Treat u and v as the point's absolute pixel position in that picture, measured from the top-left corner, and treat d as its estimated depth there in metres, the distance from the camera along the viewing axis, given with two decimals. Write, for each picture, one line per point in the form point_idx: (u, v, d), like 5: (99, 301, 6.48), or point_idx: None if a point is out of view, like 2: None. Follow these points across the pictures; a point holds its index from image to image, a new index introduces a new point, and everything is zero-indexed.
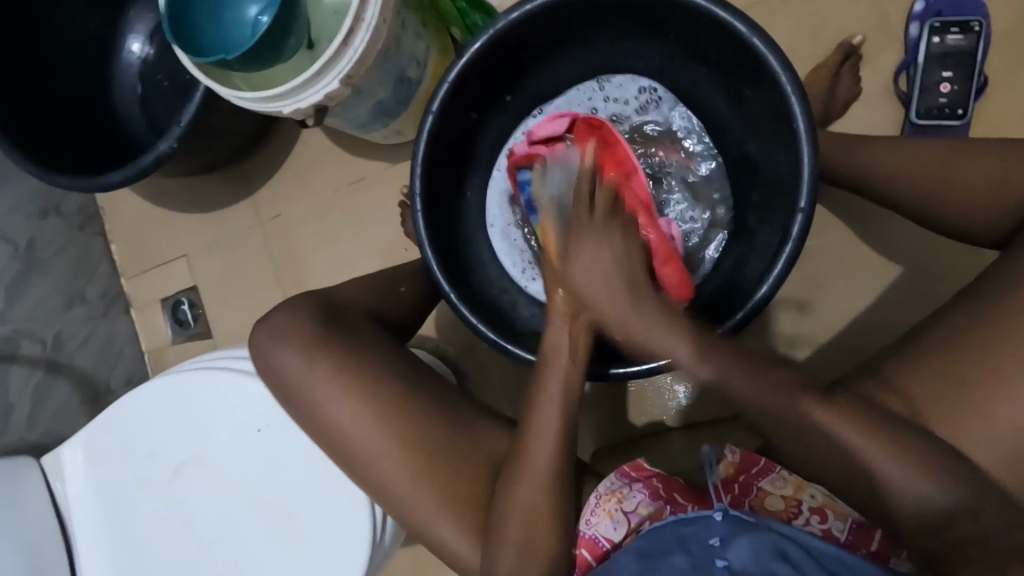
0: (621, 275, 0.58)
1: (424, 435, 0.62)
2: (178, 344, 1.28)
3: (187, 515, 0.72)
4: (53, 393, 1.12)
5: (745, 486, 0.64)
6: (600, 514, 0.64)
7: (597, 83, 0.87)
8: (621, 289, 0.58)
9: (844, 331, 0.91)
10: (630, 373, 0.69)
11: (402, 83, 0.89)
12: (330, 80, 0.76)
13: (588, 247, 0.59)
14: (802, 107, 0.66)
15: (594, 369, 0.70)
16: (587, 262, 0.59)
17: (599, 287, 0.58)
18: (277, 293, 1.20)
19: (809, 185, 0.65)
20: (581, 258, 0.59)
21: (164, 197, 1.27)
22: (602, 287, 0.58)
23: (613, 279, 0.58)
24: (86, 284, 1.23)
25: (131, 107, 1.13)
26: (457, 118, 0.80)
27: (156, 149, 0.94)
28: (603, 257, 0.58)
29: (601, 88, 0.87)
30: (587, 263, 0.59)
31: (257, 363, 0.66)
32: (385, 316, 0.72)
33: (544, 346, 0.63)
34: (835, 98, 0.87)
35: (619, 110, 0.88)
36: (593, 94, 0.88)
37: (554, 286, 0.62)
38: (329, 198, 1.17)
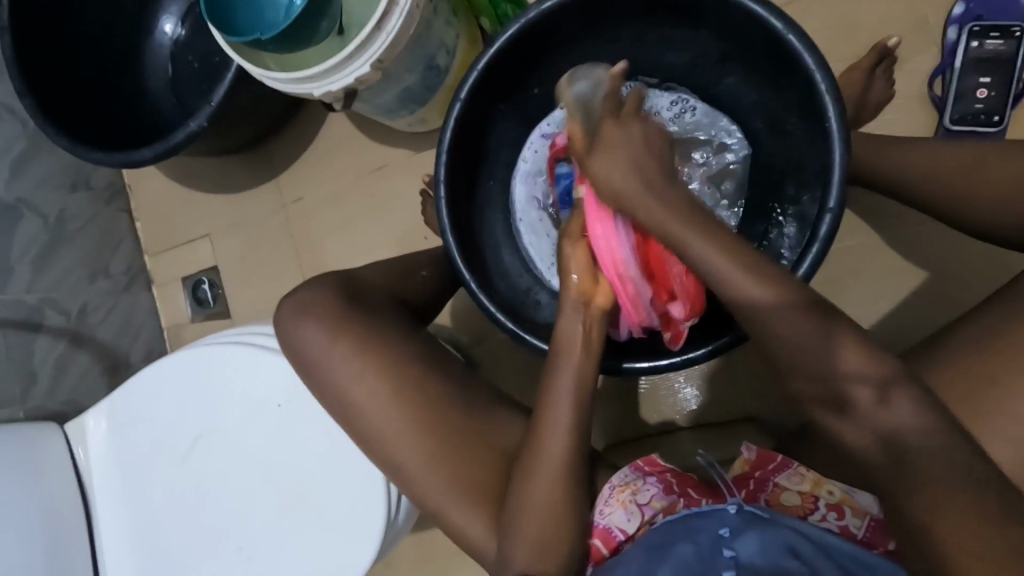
0: (637, 166, 0.58)
1: (441, 419, 0.63)
2: (198, 322, 1.30)
3: (205, 487, 0.73)
4: (76, 364, 1.15)
5: (760, 482, 0.64)
6: (613, 504, 0.64)
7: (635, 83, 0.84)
8: (639, 160, 0.58)
9: (865, 337, 0.90)
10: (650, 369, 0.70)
11: (430, 70, 0.89)
12: (361, 65, 0.76)
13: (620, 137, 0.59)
14: (836, 105, 0.65)
15: (610, 363, 0.70)
16: (606, 170, 0.59)
17: (630, 186, 0.58)
18: (297, 276, 1.22)
19: (839, 186, 0.64)
20: (616, 142, 0.59)
21: (189, 176, 1.29)
22: (627, 179, 0.58)
23: (640, 164, 0.58)
24: (111, 259, 1.25)
25: (160, 86, 1.15)
26: (484, 108, 0.81)
27: (185, 127, 0.96)
28: (625, 158, 0.58)
29: None
30: (607, 174, 0.59)
31: (279, 340, 0.67)
32: (406, 298, 0.72)
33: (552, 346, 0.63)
34: (867, 100, 0.86)
35: (649, 116, 0.86)
36: None
37: (570, 270, 0.63)
38: (352, 184, 1.18)
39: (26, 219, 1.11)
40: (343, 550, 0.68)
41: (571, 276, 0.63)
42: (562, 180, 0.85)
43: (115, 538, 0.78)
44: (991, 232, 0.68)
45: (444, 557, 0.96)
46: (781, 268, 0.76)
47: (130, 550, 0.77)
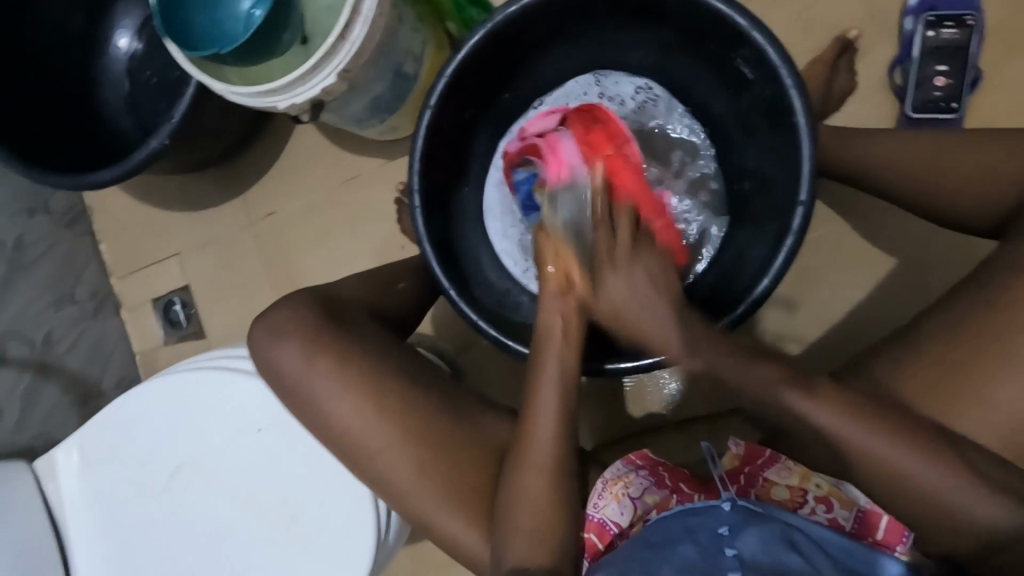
0: (651, 281, 0.58)
1: (428, 434, 0.62)
2: (171, 344, 1.26)
3: (187, 517, 0.70)
4: (44, 396, 1.10)
5: (751, 477, 0.64)
6: (607, 498, 0.64)
7: (594, 77, 0.86)
8: (659, 299, 0.58)
9: (841, 324, 0.92)
10: (627, 368, 0.70)
11: (399, 78, 0.88)
12: (327, 75, 0.74)
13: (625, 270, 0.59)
14: (803, 100, 0.66)
15: (591, 365, 0.71)
16: (622, 295, 0.58)
17: (638, 308, 0.58)
18: (272, 292, 1.19)
19: (810, 179, 0.65)
20: (616, 293, 0.58)
21: (154, 195, 1.25)
22: (635, 310, 0.58)
23: (655, 300, 0.58)
24: (76, 284, 1.21)
25: (118, 103, 1.11)
26: (455, 113, 0.80)
27: (147, 146, 0.93)
28: (638, 280, 0.58)
29: (599, 82, 0.86)
30: (623, 298, 0.58)
31: (256, 361, 0.65)
32: (386, 311, 0.71)
33: (535, 333, 0.63)
34: (832, 92, 0.88)
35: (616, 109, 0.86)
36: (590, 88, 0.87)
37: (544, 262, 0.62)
38: (325, 195, 1.15)
39: None
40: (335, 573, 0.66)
41: (547, 268, 0.62)
42: (521, 186, 0.84)
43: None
44: (958, 221, 0.70)
45: (439, 570, 0.95)
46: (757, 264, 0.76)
47: None
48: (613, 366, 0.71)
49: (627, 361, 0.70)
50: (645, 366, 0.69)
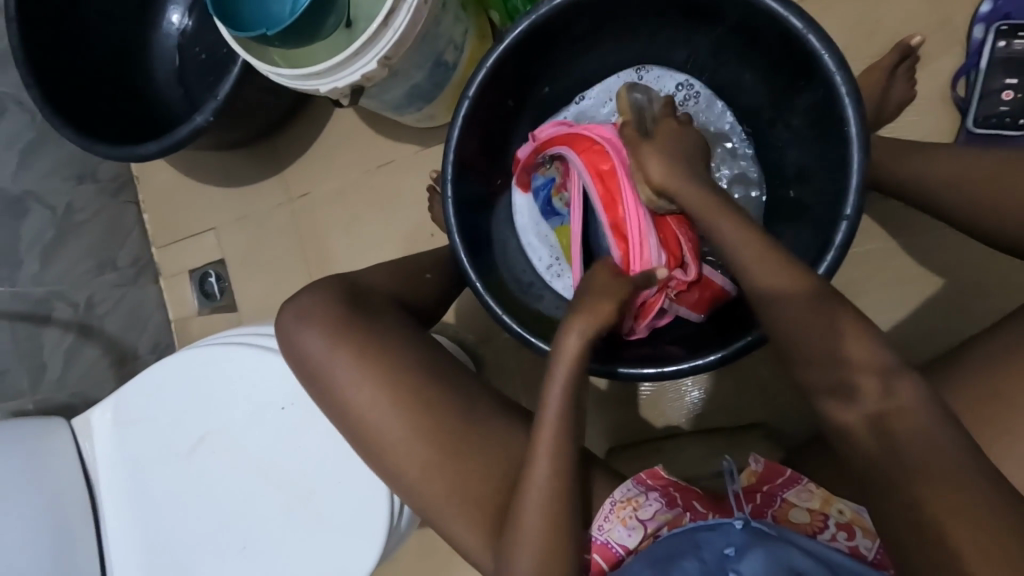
0: (683, 164, 0.64)
1: (445, 430, 0.59)
2: (204, 315, 1.30)
3: (211, 486, 0.73)
4: (84, 356, 1.15)
5: (768, 496, 0.62)
6: (613, 520, 0.63)
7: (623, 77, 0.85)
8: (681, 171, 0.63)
9: None
10: (639, 373, 0.69)
11: (438, 66, 0.87)
12: (367, 62, 0.75)
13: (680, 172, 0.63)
14: (856, 110, 0.63)
15: (604, 368, 0.70)
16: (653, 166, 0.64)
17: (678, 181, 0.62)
18: (302, 271, 1.21)
19: (856, 193, 0.63)
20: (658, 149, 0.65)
21: (197, 169, 1.29)
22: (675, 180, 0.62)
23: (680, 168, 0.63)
24: (119, 251, 1.26)
25: (166, 78, 1.14)
26: (493, 104, 0.79)
27: (191, 122, 0.95)
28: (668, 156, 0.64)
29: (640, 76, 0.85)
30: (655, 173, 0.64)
31: (280, 341, 0.64)
32: (411, 301, 0.71)
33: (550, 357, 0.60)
34: (888, 101, 0.83)
35: None
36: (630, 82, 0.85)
37: (620, 288, 0.62)
38: (359, 179, 1.17)
39: (35, 211, 1.11)
40: (347, 554, 0.67)
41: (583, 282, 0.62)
42: (540, 191, 0.86)
43: (122, 534, 0.78)
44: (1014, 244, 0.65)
45: (447, 556, 0.96)
46: None
47: (136, 546, 0.77)
48: (627, 371, 0.70)
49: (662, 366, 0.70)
50: (657, 373, 0.69)
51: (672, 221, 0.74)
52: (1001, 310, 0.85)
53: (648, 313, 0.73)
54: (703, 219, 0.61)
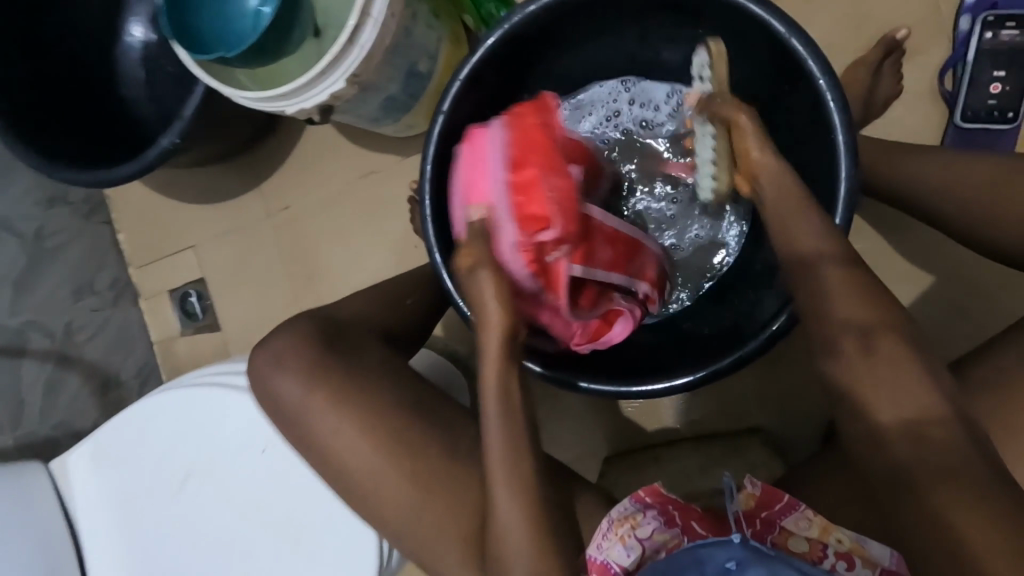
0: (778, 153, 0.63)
1: (435, 467, 0.58)
2: (188, 335, 1.27)
3: (200, 527, 0.70)
4: (65, 386, 1.12)
5: (767, 523, 0.60)
6: (611, 539, 0.61)
7: (621, 82, 0.83)
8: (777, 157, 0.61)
9: None
10: (604, 390, 0.69)
11: (412, 77, 0.84)
12: (336, 80, 0.71)
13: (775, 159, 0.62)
14: (844, 115, 0.61)
15: (569, 381, 0.69)
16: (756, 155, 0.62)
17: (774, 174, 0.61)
18: (285, 286, 1.18)
19: (845, 203, 0.61)
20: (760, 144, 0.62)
21: (171, 186, 1.25)
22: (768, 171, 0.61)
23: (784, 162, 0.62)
24: (96, 274, 1.22)
25: (131, 95, 1.10)
26: (471, 116, 0.76)
27: (158, 144, 0.91)
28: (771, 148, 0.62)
29: (627, 88, 0.83)
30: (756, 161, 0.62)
31: (253, 386, 0.62)
32: (393, 330, 0.68)
33: (485, 375, 0.59)
34: (876, 97, 0.81)
35: (648, 116, 0.83)
36: (618, 93, 0.83)
37: (489, 308, 0.57)
38: (339, 190, 1.13)
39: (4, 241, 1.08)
40: None
41: (487, 320, 0.57)
42: None
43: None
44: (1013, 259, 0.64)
45: None
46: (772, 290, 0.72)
47: None
48: (588, 385, 0.69)
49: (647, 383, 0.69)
50: (623, 392, 0.69)
51: (527, 198, 0.60)
52: (994, 306, 0.84)
53: (557, 290, 0.63)
54: (778, 210, 0.60)
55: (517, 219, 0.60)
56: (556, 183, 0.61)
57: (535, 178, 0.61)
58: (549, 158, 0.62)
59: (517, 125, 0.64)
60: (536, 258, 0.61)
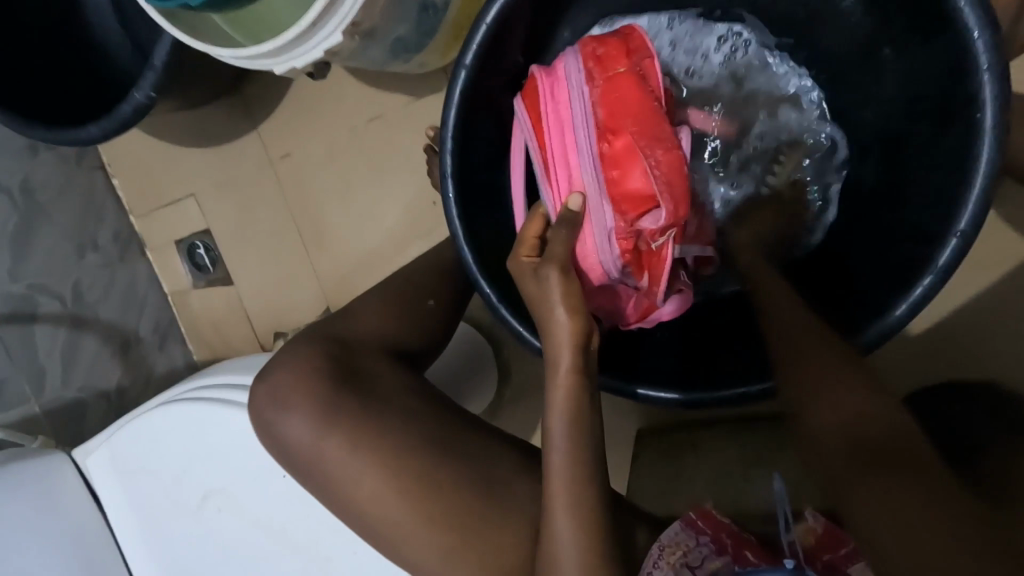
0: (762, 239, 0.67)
1: (466, 520, 0.50)
2: (201, 289, 1.22)
3: (222, 552, 0.64)
4: (83, 349, 1.09)
5: (830, 566, 0.53)
6: (663, 568, 0.56)
7: (667, 18, 0.70)
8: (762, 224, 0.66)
9: (946, 327, 0.79)
10: (662, 399, 0.61)
11: (427, 12, 0.67)
12: (332, 31, 0.56)
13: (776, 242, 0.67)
14: (996, 87, 0.49)
15: (623, 388, 0.61)
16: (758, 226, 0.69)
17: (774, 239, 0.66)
18: (296, 242, 1.09)
19: (977, 198, 0.50)
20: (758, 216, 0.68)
21: (162, 127, 1.13)
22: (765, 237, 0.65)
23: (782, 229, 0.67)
24: (96, 227, 1.14)
25: (101, 27, 0.95)
26: (497, 71, 0.64)
27: (132, 99, 0.77)
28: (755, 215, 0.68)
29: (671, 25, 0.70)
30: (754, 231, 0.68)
31: (256, 422, 0.55)
32: (408, 351, 0.60)
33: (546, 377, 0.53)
34: (1018, 32, 0.63)
35: (694, 63, 0.71)
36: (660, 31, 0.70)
37: (555, 301, 0.53)
38: (346, 135, 1.00)
39: None
40: None
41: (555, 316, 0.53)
42: None
43: None
44: None
45: None
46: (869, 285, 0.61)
47: None
48: (645, 393, 0.61)
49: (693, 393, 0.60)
50: (682, 403, 0.60)
51: (622, 175, 0.57)
52: None
53: (654, 278, 0.60)
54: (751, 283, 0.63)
55: (607, 205, 0.58)
56: (659, 157, 0.56)
57: (631, 151, 0.57)
58: (649, 125, 0.57)
59: (609, 74, 0.58)
60: (631, 244, 0.59)
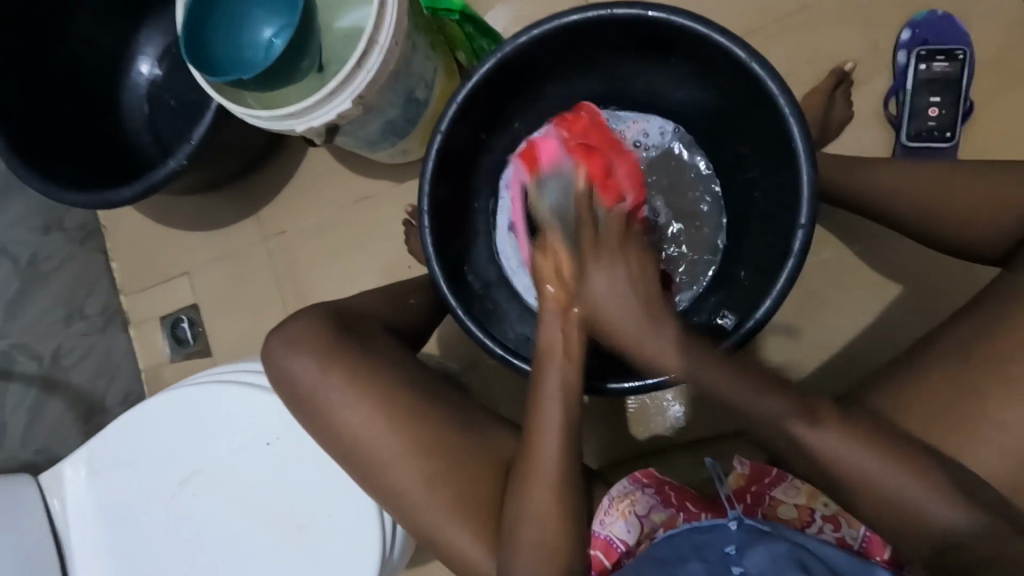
0: (634, 285, 0.58)
1: (438, 443, 0.64)
2: (177, 362, 1.26)
3: (194, 527, 0.74)
4: (50, 411, 1.10)
5: (757, 496, 0.65)
6: (613, 515, 0.65)
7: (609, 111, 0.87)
8: (639, 314, 0.57)
9: (841, 348, 0.93)
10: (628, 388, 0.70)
11: (411, 103, 0.91)
12: (343, 100, 0.78)
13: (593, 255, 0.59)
14: (802, 127, 0.67)
15: (593, 384, 0.71)
16: (600, 289, 0.58)
17: (618, 308, 0.57)
18: (278, 310, 1.20)
19: (809, 203, 0.67)
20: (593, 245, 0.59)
21: (166, 214, 1.27)
22: (626, 313, 0.57)
23: (633, 294, 0.58)
24: (87, 300, 1.22)
25: (135, 125, 1.14)
26: (466, 134, 0.81)
27: (166, 166, 0.96)
28: (620, 278, 0.57)
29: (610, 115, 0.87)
30: (600, 295, 0.58)
31: (271, 376, 0.68)
32: (390, 330, 0.74)
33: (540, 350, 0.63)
34: (830, 121, 0.90)
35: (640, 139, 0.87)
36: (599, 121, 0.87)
37: (544, 283, 0.62)
38: (335, 215, 1.18)
39: None
40: None
41: (547, 288, 0.62)
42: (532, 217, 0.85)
43: None
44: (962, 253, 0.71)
45: None
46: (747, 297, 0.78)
47: None
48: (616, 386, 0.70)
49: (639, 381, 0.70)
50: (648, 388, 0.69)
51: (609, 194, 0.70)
52: (951, 308, 0.90)
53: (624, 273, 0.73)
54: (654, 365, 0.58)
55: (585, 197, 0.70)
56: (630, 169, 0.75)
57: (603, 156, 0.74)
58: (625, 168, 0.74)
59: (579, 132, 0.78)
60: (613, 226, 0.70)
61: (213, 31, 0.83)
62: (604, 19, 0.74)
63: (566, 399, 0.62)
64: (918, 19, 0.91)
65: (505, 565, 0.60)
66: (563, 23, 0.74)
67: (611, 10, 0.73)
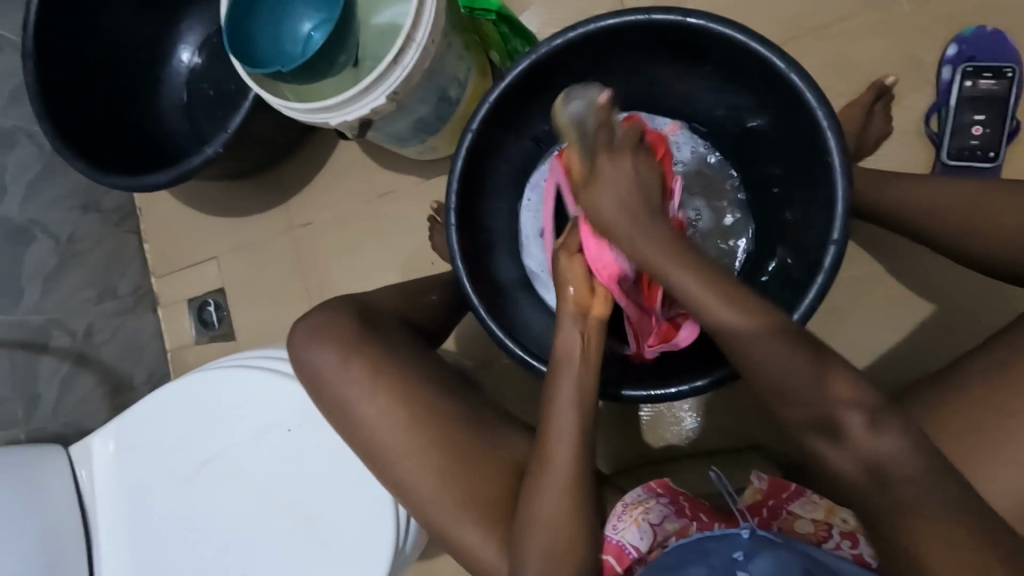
0: (641, 201, 0.59)
1: (453, 439, 0.65)
2: (202, 344, 1.29)
3: (212, 509, 0.76)
4: (80, 385, 1.14)
5: (773, 509, 0.65)
6: (626, 520, 0.65)
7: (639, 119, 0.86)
8: (655, 245, 0.58)
9: (867, 367, 0.91)
10: (643, 395, 0.69)
11: (443, 101, 0.91)
12: (377, 97, 0.80)
13: (607, 156, 0.60)
14: (838, 141, 0.66)
15: (608, 390, 0.70)
16: (607, 204, 0.59)
17: (630, 234, 0.59)
18: (302, 299, 1.22)
19: (842, 219, 0.66)
20: (606, 178, 0.59)
21: (198, 200, 1.30)
22: (626, 220, 0.59)
23: (644, 223, 0.59)
24: (119, 280, 1.26)
25: (173, 112, 1.17)
26: (496, 134, 0.82)
27: (202, 153, 0.98)
28: (625, 180, 0.59)
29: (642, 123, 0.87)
30: (607, 209, 0.59)
31: (294, 362, 0.70)
32: (411, 325, 0.75)
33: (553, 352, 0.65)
34: (867, 135, 0.88)
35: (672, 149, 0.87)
36: None
37: (565, 282, 0.66)
38: (362, 208, 1.19)
39: (38, 240, 1.11)
40: (346, 566, 0.70)
41: (568, 289, 0.66)
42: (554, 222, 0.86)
43: (113, 555, 0.81)
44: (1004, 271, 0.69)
45: None
46: (773, 311, 0.77)
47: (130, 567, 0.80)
48: (630, 393, 0.70)
49: (653, 389, 0.69)
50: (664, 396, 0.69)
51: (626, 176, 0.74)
52: (985, 332, 0.88)
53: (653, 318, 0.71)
54: (688, 300, 0.57)
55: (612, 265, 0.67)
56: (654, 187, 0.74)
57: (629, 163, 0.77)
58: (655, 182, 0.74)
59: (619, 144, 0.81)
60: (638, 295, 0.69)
61: (254, 24, 0.85)
62: (640, 25, 0.73)
63: (584, 402, 0.62)
64: (965, 34, 0.89)
65: (515, 567, 0.60)
66: (599, 27, 0.74)
67: (648, 15, 0.72)
